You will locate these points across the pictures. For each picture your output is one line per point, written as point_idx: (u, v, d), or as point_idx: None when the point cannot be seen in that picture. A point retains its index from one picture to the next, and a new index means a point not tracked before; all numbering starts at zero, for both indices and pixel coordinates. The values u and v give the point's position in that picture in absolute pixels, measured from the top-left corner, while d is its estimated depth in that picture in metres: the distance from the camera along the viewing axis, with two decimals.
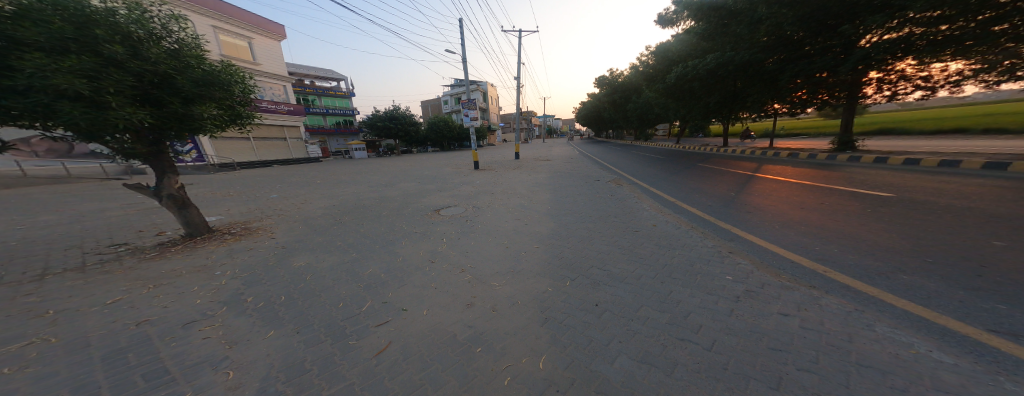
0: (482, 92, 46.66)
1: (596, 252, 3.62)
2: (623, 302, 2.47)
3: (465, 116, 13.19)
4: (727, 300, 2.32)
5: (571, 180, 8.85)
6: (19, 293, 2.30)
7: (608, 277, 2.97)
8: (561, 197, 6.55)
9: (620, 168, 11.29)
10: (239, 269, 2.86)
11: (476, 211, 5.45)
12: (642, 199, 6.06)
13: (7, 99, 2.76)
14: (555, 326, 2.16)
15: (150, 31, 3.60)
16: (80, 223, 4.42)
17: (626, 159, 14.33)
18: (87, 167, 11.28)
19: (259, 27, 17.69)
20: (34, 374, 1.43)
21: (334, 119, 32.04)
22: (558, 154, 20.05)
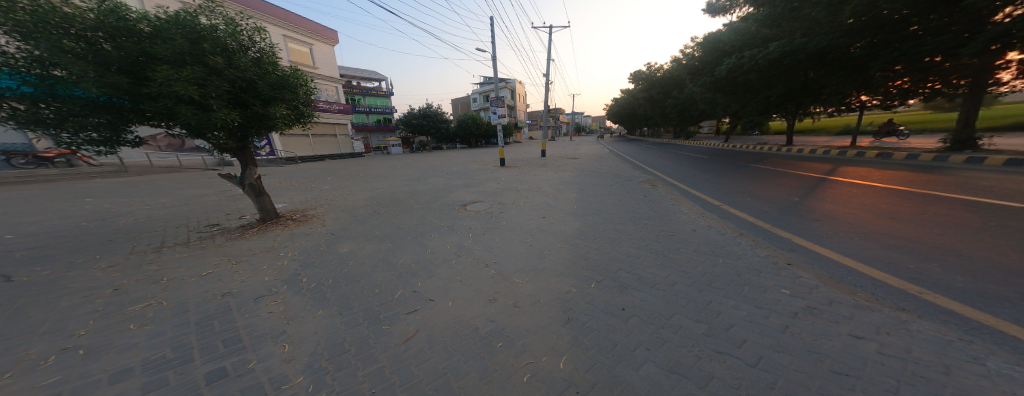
0: (510, 89, 46.58)
1: (625, 254, 3.46)
2: (653, 308, 2.33)
3: (494, 114, 13.21)
4: (780, 315, 2.05)
5: (600, 180, 8.47)
6: (146, 261, 2.94)
7: (636, 282, 2.83)
8: (589, 196, 6.32)
9: (656, 168, 10.47)
10: (297, 251, 3.30)
11: (501, 207, 5.53)
12: (681, 201, 5.58)
13: (146, 104, 3.47)
14: (577, 327, 2.13)
15: (240, 42, 4.17)
16: (186, 205, 5.44)
17: (661, 160, 13.18)
18: (194, 159, 13.72)
19: (317, 34, 19.48)
20: (148, 331, 1.83)
21: (375, 117, 34.51)
22: (588, 152, 19.21)
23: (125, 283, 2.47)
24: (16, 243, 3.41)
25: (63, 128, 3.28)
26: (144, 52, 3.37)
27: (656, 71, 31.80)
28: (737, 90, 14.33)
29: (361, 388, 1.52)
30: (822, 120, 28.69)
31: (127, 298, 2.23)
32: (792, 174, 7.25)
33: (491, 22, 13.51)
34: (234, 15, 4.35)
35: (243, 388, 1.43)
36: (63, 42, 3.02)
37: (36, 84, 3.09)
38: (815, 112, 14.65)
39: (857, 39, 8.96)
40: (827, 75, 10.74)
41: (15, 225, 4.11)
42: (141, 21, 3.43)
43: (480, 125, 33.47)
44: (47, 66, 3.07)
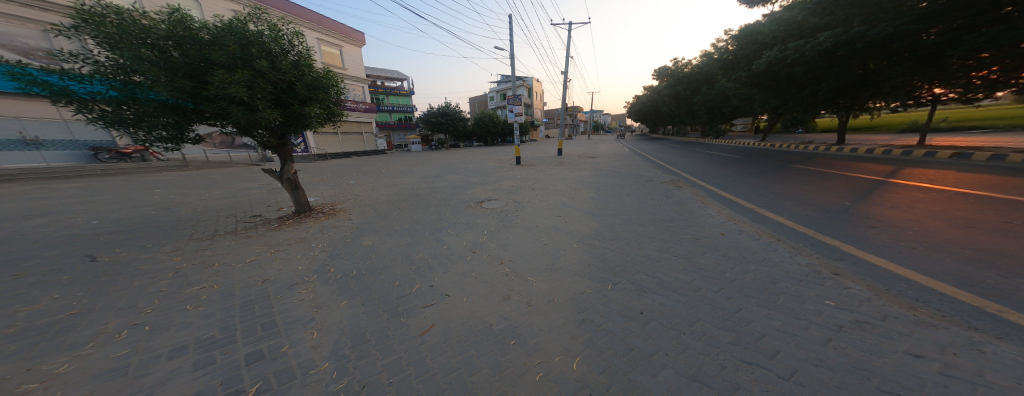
0: (527, 87, 46.16)
1: (645, 257, 3.33)
2: (675, 314, 2.23)
3: (510, 112, 12.96)
4: (822, 328, 1.87)
5: (619, 180, 8.14)
6: (202, 247, 3.33)
7: (656, 285, 2.72)
8: (607, 196, 6.12)
9: (682, 168, 9.89)
10: (326, 242, 3.54)
11: (516, 205, 5.54)
12: (707, 204, 5.24)
13: (203, 104, 3.84)
14: (591, 328, 2.12)
15: (282, 46, 4.44)
16: (233, 197, 6.03)
17: (687, 160, 12.38)
18: (241, 156, 15.21)
19: (346, 36, 20.30)
20: (204, 312, 2.09)
21: (397, 115, 35.46)
22: (607, 151, 18.49)
23: (184, 267, 2.81)
24: (101, 227, 3.97)
25: (140, 127, 3.74)
26: (203, 58, 3.73)
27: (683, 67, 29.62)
28: (777, 84, 12.87)
29: (379, 378, 1.61)
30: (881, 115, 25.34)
31: (186, 280, 2.54)
32: (840, 176, 6.51)
33: (509, 20, 13.20)
34: (277, 21, 4.60)
35: (277, 370, 1.59)
36: (141, 51, 3.45)
37: (121, 88, 3.56)
38: (875, 108, 12.91)
39: (930, 26, 7.79)
40: (891, 66, 9.43)
41: (100, 212, 4.78)
42: (202, 30, 3.79)
43: (496, 124, 33.65)
44: (128, 72, 3.52)
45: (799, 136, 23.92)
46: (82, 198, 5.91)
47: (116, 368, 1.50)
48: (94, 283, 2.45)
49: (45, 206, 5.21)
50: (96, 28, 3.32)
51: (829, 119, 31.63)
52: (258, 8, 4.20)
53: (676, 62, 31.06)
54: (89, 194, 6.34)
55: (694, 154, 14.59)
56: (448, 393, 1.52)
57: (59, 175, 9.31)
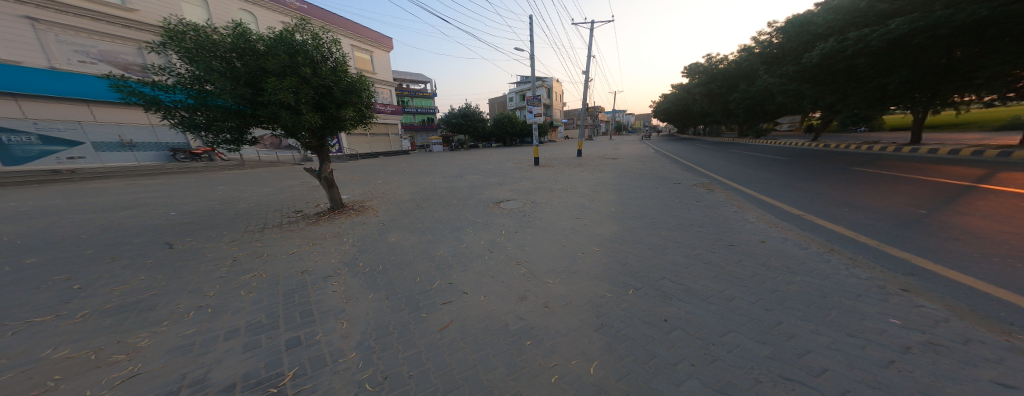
0: (546, 88, 45.28)
1: (671, 263, 3.15)
2: (703, 323, 2.10)
3: (529, 113, 12.74)
4: (884, 348, 1.64)
5: (644, 182, 7.75)
6: (253, 238, 3.75)
7: (683, 293, 2.57)
8: (629, 199, 5.87)
9: (716, 170, 9.17)
10: (356, 238, 3.80)
11: (534, 206, 5.52)
12: (745, 209, 4.82)
13: (258, 109, 4.27)
14: (610, 333, 2.07)
15: (323, 54, 4.78)
16: (278, 194, 6.68)
17: (723, 161, 11.40)
18: (285, 156, 16.75)
19: (376, 41, 21.16)
20: (253, 298, 2.36)
21: (420, 117, 36.37)
22: (629, 153, 17.62)
23: (239, 255, 3.19)
24: (176, 219, 4.62)
25: (210, 131, 4.26)
26: (259, 67, 4.13)
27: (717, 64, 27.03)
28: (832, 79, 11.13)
29: (401, 370, 1.72)
30: (973, 112, 21.34)
31: (240, 268, 2.89)
32: (913, 181, 5.63)
33: (528, 21, 12.92)
34: (319, 30, 4.95)
35: (312, 356, 1.76)
36: (212, 63, 3.91)
37: (196, 96, 4.08)
38: (963, 102, 10.82)
39: None
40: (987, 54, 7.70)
41: (175, 206, 5.55)
42: (258, 42, 4.20)
43: (515, 124, 33.52)
44: (201, 82, 4.02)
45: (857, 137, 20.83)
46: (160, 193, 6.89)
47: (183, 345, 1.77)
48: (169, 268, 2.88)
49: (133, 200, 6.14)
50: (180, 44, 3.84)
51: (902, 116, 27.26)
52: (303, 19, 4.52)
53: (708, 57, 28.46)
54: (165, 190, 7.37)
55: (732, 155, 13.36)
56: (464, 388, 1.58)
57: (146, 173, 10.96)
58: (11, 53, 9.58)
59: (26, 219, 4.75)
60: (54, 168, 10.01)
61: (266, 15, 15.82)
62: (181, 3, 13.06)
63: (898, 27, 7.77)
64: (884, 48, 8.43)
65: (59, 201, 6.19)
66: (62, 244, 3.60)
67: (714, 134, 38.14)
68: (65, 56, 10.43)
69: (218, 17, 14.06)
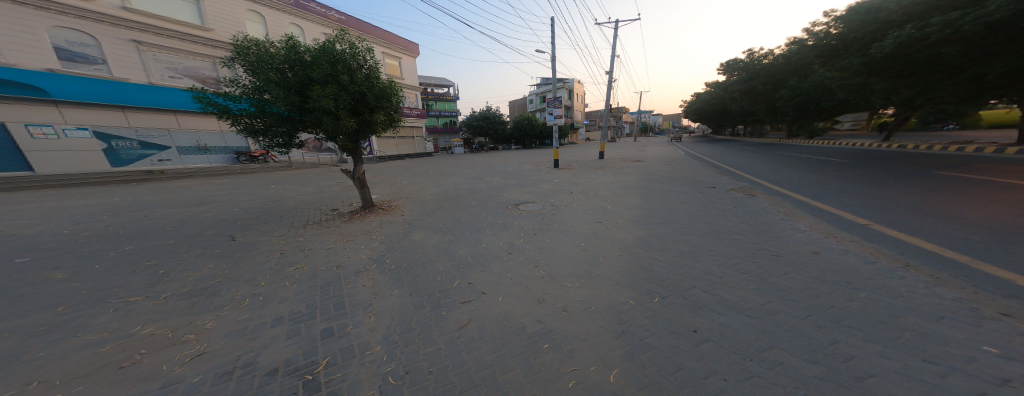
0: (568, 89, 44.09)
1: (702, 273, 2.93)
2: (738, 337, 1.93)
3: (550, 115, 12.38)
4: (974, 379, 1.37)
5: (673, 186, 7.25)
6: (296, 234, 4.15)
7: (716, 304, 2.38)
8: (656, 204, 5.55)
9: (758, 174, 8.30)
10: (384, 235, 4.05)
11: (554, 209, 5.45)
12: (792, 216, 4.33)
13: (305, 115, 4.69)
14: (632, 341, 1.99)
15: (359, 62, 5.09)
16: (318, 193, 7.30)
17: (768, 164, 10.28)
18: (324, 158, 18.24)
19: (405, 48, 21.97)
20: (294, 289, 2.63)
21: (444, 119, 37.07)
22: (656, 155, 16.62)
23: (284, 249, 3.57)
24: (235, 214, 5.26)
25: (266, 135, 4.80)
26: (306, 76, 4.54)
27: (761, 59, 24.21)
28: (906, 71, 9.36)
29: (421, 365, 1.81)
30: None
31: (285, 261, 3.23)
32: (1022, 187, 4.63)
33: (550, 23, 12.57)
34: (356, 40, 5.27)
35: (343, 347, 1.93)
36: (270, 74, 4.39)
37: (257, 105, 4.62)
38: None
39: None
40: None
41: (234, 203, 6.31)
42: (305, 53, 4.59)
43: (535, 127, 32.97)
44: (261, 92, 4.54)
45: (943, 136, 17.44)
46: (222, 192, 7.84)
47: (239, 329, 2.05)
48: (230, 258, 3.32)
49: (201, 197, 7.07)
50: (247, 58, 4.37)
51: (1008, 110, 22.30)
52: (342, 30, 4.82)
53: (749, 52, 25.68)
54: (225, 189, 8.38)
55: (780, 157, 11.95)
56: (481, 388, 1.62)
57: (214, 173, 12.58)
58: (121, 72, 11.37)
59: (122, 213, 5.64)
60: (147, 169, 11.90)
61: (311, 27, 17.17)
62: (246, 21, 14.46)
63: (1000, 7, 6.23)
64: (983, 31, 6.88)
65: (144, 197, 7.26)
66: (149, 235, 4.26)
67: (756, 133, 34.49)
68: (160, 73, 12.20)
69: (274, 32, 15.50)
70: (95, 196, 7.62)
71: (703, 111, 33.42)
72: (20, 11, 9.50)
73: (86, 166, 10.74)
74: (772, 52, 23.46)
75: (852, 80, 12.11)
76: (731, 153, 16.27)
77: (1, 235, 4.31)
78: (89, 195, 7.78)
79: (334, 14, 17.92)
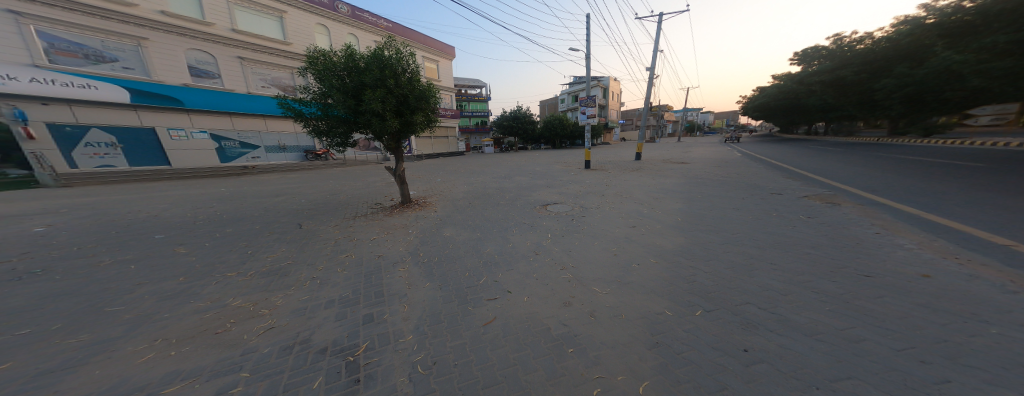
0: (605, 86, 41.60)
1: (760, 288, 2.54)
2: (802, 362, 1.63)
3: (582, 115, 11.77)
4: None
5: (723, 191, 6.42)
6: (346, 225, 4.66)
7: (773, 322, 2.06)
8: (702, 211, 4.99)
9: (837, 180, 6.93)
10: (418, 230, 4.34)
11: (584, 210, 5.27)
12: (887, 230, 3.53)
13: (357, 117, 5.21)
14: (666, 354, 1.84)
15: (403, 66, 5.44)
16: (363, 189, 8.06)
17: (855, 167, 8.49)
18: (371, 155, 19.96)
19: (442, 51, 22.90)
20: (342, 276, 2.97)
21: (476, 120, 37.63)
22: (702, 156, 14.87)
23: (337, 238, 4.05)
24: (300, 206, 6.07)
25: (327, 135, 5.43)
26: (359, 82, 5.01)
27: (854, 45, 19.25)
28: None
29: (447, 358, 1.89)
30: None
31: (336, 249, 3.66)
32: None
33: (585, 18, 11.98)
34: (401, 45, 5.62)
35: (380, 332, 2.13)
36: (332, 81, 4.95)
37: (322, 109, 5.25)
38: None
39: None
40: None
41: (298, 196, 7.28)
42: (359, 60, 5.06)
43: (566, 126, 31.78)
44: (325, 97, 5.15)
45: None
46: (288, 186, 9.11)
47: (300, 308, 2.40)
48: (296, 244, 3.88)
49: (273, 190, 8.30)
50: (316, 67, 4.95)
51: None
52: (390, 37, 5.20)
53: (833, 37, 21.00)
54: (290, 184, 9.70)
55: (871, 160, 9.81)
56: (502, 386, 1.64)
57: (287, 170, 14.70)
58: (230, 84, 13.87)
59: (217, 202, 6.89)
60: (244, 164, 14.40)
61: (365, 35, 18.80)
62: (315, 34, 16.41)
63: None
64: None
65: (232, 190, 8.73)
66: (239, 221, 5.15)
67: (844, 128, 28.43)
68: (256, 83, 14.61)
69: (337, 41, 17.30)
70: (198, 188, 9.40)
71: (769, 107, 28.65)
72: (166, 38, 12.07)
73: (202, 162, 13.38)
74: (871, 36, 18.45)
75: (987, 64, 9.20)
76: (803, 154, 13.76)
77: (141, 217, 5.56)
78: (198, 187, 9.68)
79: (383, 22, 19.59)
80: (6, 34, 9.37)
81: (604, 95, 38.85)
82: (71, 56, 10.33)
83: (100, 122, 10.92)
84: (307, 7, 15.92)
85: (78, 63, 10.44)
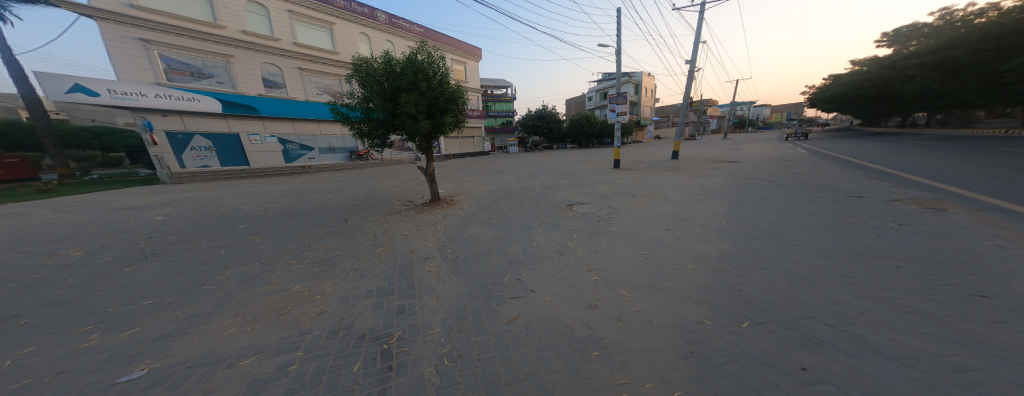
0: (639, 80, 38.97)
1: (827, 303, 2.21)
2: (879, 386, 1.40)
3: (611, 113, 11.22)
4: None
5: (779, 194, 5.69)
6: (382, 220, 5.05)
7: (840, 340, 1.79)
8: (750, 215, 4.50)
9: (932, 182, 5.75)
10: (446, 227, 4.54)
11: (612, 211, 5.06)
12: (1009, 244, 2.85)
13: (393, 119, 5.56)
14: (703, 365, 1.71)
15: (434, 68, 5.64)
16: (395, 187, 8.59)
17: (957, 167, 6.98)
18: (404, 156, 21.20)
19: (469, 53, 23.31)
20: (378, 268, 3.23)
21: (501, 120, 37.71)
22: (750, 155, 13.31)
23: (375, 233, 4.40)
24: (345, 203, 6.67)
25: (369, 137, 5.89)
26: (395, 86, 5.33)
27: (970, 19, 14.52)
28: None
29: (471, 352, 1.97)
30: None
31: (373, 243, 3.98)
32: None
33: (617, 12, 11.33)
34: (432, 49, 5.82)
35: (411, 323, 2.29)
36: (372, 86, 5.32)
37: (364, 112, 5.68)
38: None
39: None
40: None
41: (342, 193, 8.02)
42: (395, 66, 5.37)
43: (594, 124, 30.50)
44: (366, 102, 5.56)
45: None
46: (332, 184, 10.08)
47: (344, 296, 2.68)
48: (342, 237, 4.32)
49: (320, 189, 9.25)
50: (359, 73, 5.36)
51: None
52: (422, 41, 5.42)
53: (938, 12, 16.80)
54: (333, 182, 10.71)
55: (982, 157, 7.98)
56: (524, 384, 1.67)
57: (335, 170, 16.21)
58: (293, 92, 15.65)
59: (277, 198, 7.90)
60: (303, 164, 16.18)
61: (400, 41, 19.79)
62: (358, 43, 17.74)
63: None
64: None
65: (287, 188, 9.91)
66: (296, 215, 5.85)
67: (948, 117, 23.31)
68: (312, 91, 16.29)
69: (376, 48, 18.49)
70: (265, 186, 10.83)
71: (848, 97, 24.04)
72: (246, 54, 13.99)
73: (272, 162, 15.28)
74: (996, 7, 13.88)
75: None
76: (884, 151, 11.62)
77: (221, 210, 6.61)
78: (267, 184, 11.15)
79: (416, 28, 20.44)
80: (139, 58, 11.62)
81: (634, 94, 36.80)
82: (183, 74, 12.56)
83: (201, 130, 13.08)
84: (351, 17, 17.27)
85: (186, 80, 12.66)
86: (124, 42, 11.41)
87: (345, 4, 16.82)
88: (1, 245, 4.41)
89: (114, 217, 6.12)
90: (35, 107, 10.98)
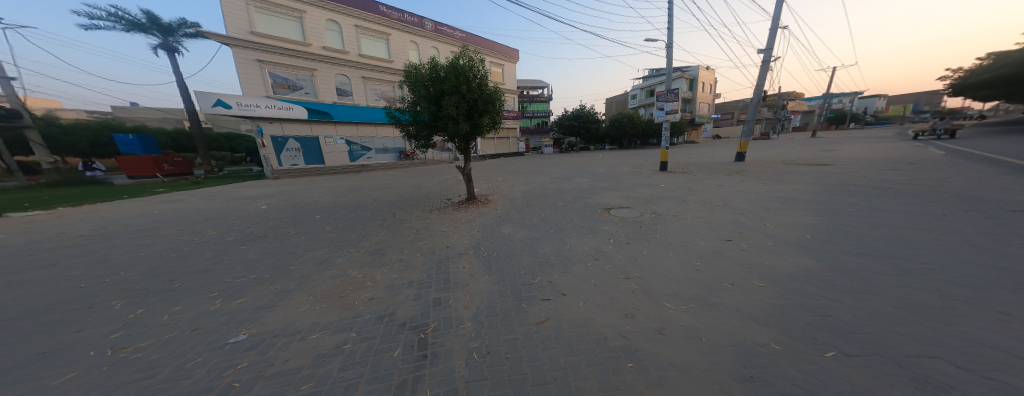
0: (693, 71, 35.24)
1: (956, 340, 1.73)
2: None
3: (659, 111, 10.41)
4: None
5: (875, 204, 4.67)
6: (424, 216, 5.41)
7: (974, 387, 1.40)
8: (835, 228, 3.77)
9: None
10: (481, 225, 4.69)
11: (655, 217, 4.70)
12: None
13: (436, 121, 5.90)
14: (765, 393, 1.50)
15: (474, 72, 5.85)
16: (434, 186, 9.12)
17: None
18: (444, 156, 22.38)
19: (507, 55, 23.61)
20: (418, 261, 3.49)
21: (537, 120, 37.42)
22: (834, 157, 11.10)
23: (418, 228, 4.74)
24: (395, 199, 7.28)
25: (414, 138, 6.34)
26: (439, 90, 5.66)
27: None
28: None
29: (500, 350, 2.01)
30: None
31: (414, 238, 4.29)
32: None
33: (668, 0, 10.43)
34: (472, 54, 6.06)
35: (447, 315, 2.43)
36: (419, 91, 5.73)
37: (411, 115, 6.13)
38: None
39: None
40: None
41: (391, 190, 8.80)
42: (438, 70, 5.70)
43: (637, 124, 28.48)
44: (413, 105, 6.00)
45: None
46: (382, 182, 11.14)
47: (391, 285, 2.95)
48: (390, 230, 4.75)
49: (372, 186, 10.28)
50: (409, 79, 5.80)
51: None
52: (465, 46, 5.68)
53: None
54: (383, 180, 11.80)
55: None
56: (551, 387, 1.66)
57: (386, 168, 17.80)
58: (359, 99, 17.57)
59: (339, 193, 8.99)
60: (363, 163, 18.00)
61: (445, 47, 20.89)
62: (409, 51, 19.16)
63: None
64: None
65: (346, 184, 11.25)
66: (355, 208, 6.60)
67: None
68: (372, 97, 18.08)
69: (424, 54, 19.75)
70: (331, 182, 12.41)
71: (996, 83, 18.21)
72: (325, 67, 16.15)
73: (341, 160, 17.30)
74: None
75: None
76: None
77: (299, 202, 7.77)
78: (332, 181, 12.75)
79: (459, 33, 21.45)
80: (256, 77, 14.39)
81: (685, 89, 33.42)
82: (283, 87, 15.11)
83: (292, 133, 15.46)
84: (405, 28, 18.76)
85: (286, 92, 15.19)
86: (245, 63, 14.17)
87: (399, 16, 18.39)
88: (161, 224, 5.82)
89: (227, 205, 7.62)
90: (193, 118, 14.28)
